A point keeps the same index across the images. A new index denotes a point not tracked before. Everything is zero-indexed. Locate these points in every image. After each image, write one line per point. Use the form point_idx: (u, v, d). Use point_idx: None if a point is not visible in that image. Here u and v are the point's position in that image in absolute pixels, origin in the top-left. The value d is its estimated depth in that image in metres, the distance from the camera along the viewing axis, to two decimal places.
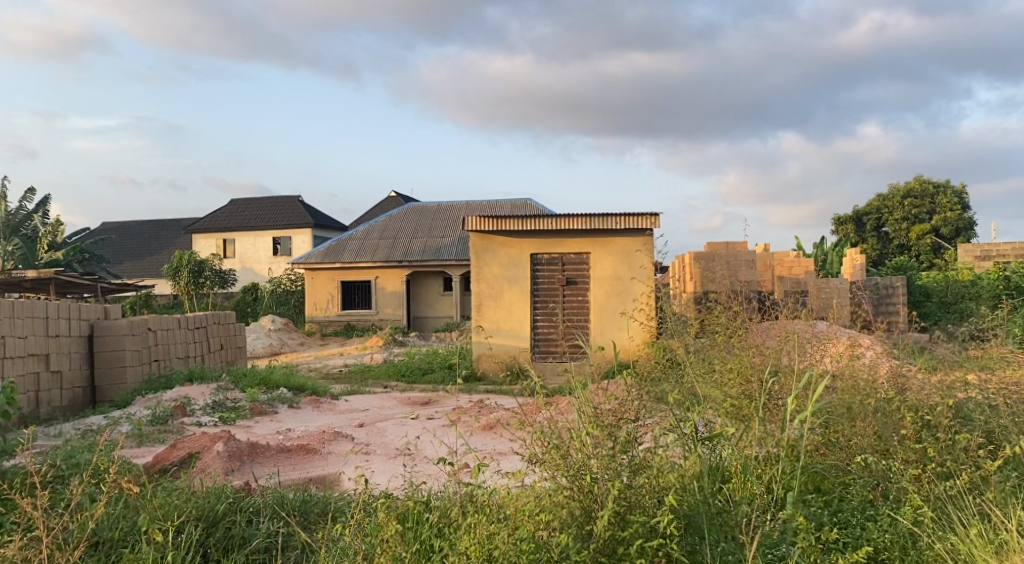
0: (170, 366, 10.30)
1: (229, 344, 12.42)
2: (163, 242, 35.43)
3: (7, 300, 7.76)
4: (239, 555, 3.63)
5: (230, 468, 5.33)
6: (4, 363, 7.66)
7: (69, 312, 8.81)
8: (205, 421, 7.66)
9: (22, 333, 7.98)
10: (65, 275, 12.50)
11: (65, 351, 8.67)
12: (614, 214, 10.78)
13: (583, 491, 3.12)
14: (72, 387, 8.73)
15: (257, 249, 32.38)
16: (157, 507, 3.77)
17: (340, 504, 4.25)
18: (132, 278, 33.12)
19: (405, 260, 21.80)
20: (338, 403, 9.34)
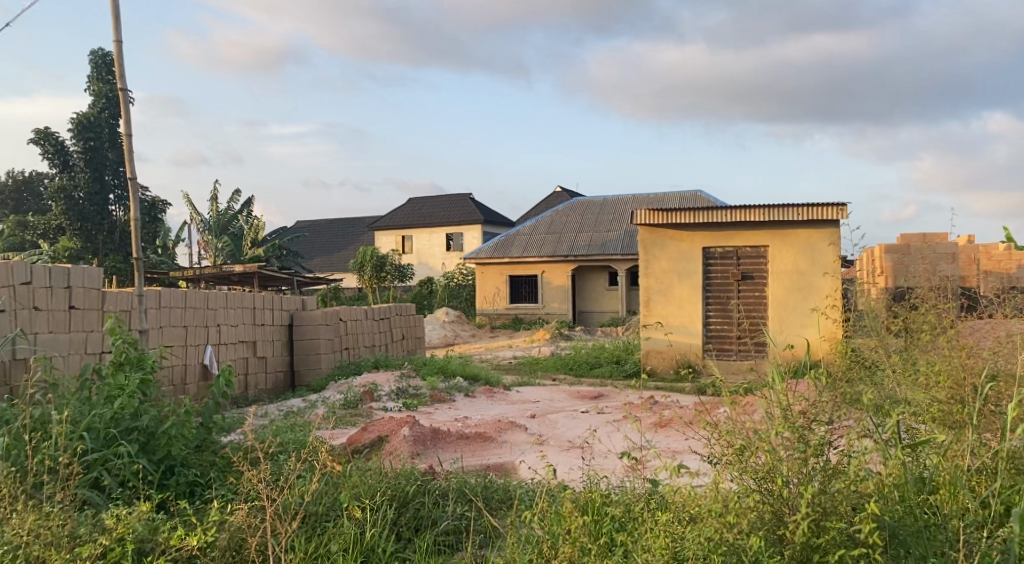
0: (358, 354, 11.03)
1: (409, 334, 13.10)
2: (349, 239, 37.96)
3: (221, 292, 8.64)
4: (430, 535, 3.82)
5: (416, 451, 5.62)
6: (220, 349, 8.55)
7: (272, 303, 9.67)
8: (390, 406, 8.14)
9: (235, 322, 8.85)
10: (268, 269, 13.72)
11: (269, 338, 9.53)
12: (794, 205, 10.26)
13: (774, 495, 2.98)
14: (275, 371, 9.60)
15: (432, 244, 33.85)
16: (355, 486, 4.05)
17: (522, 492, 4.36)
18: (321, 272, 35.84)
19: (572, 255, 21.93)
20: (511, 394, 9.59)
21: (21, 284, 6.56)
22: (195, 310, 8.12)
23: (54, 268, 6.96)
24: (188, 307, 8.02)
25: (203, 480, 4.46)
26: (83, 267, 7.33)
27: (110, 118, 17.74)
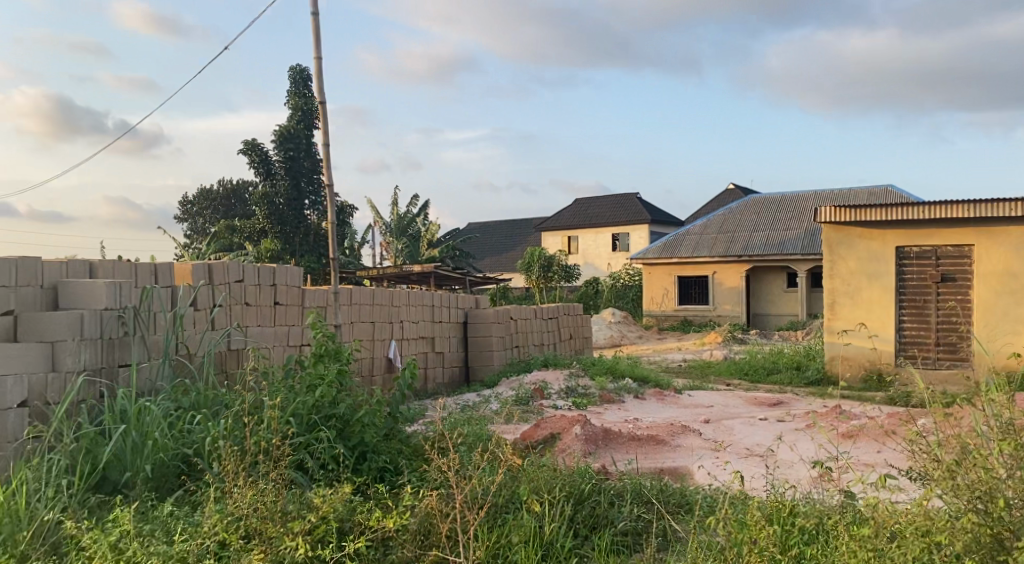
0: (528, 352, 11.25)
1: (578, 334, 13.19)
2: (517, 240, 38.80)
3: (403, 291, 9.14)
4: (607, 534, 3.83)
5: (589, 450, 5.66)
6: (402, 344, 9.05)
7: (448, 301, 10.09)
8: (560, 405, 8.23)
9: (415, 319, 9.33)
10: (444, 269, 14.31)
11: (446, 335, 9.96)
12: (1006, 199, 9.28)
13: (993, 516, 2.70)
14: (450, 366, 10.02)
15: (599, 244, 33.85)
16: (533, 481, 4.14)
17: (699, 497, 4.27)
18: (490, 272, 36.88)
19: (746, 255, 21.12)
20: (682, 397, 9.39)
21: (234, 282, 7.30)
22: (380, 307, 8.64)
23: (262, 267, 7.68)
24: (375, 304, 8.55)
25: (392, 466, 4.76)
26: (285, 266, 8.02)
27: (306, 129, 19.27)
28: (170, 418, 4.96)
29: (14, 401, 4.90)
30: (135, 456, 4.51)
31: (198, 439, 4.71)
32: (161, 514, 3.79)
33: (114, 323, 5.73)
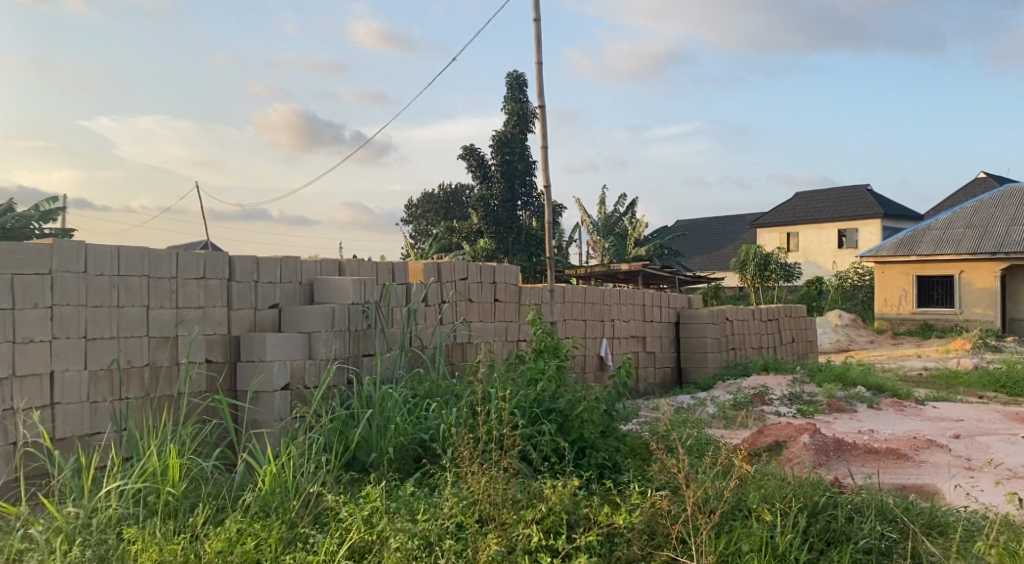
0: (746, 354, 10.81)
1: (800, 337, 12.46)
2: (731, 237, 37.45)
3: (616, 289, 9.16)
4: (845, 551, 3.58)
5: (819, 462, 5.32)
6: (614, 342, 9.08)
7: (660, 300, 9.97)
8: (783, 411, 7.81)
9: (627, 317, 9.31)
10: (655, 268, 14.13)
11: (657, 335, 9.85)
12: None
13: None
14: (663, 366, 9.90)
15: (822, 241, 31.74)
16: (762, 489, 3.97)
17: (952, 521, 3.86)
18: (702, 271, 35.88)
19: (1001, 252, 18.79)
20: (924, 409, 8.54)
21: (459, 280, 7.74)
22: (593, 305, 8.72)
23: (483, 266, 8.05)
24: (588, 302, 8.64)
25: (611, 462, 4.82)
26: (504, 265, 8.33)
27: (520, 134, 19.87)
28: (407, 405, 5.41)
29: (280, 383, 5.63)
30: (379, 439, 4.99)
31: (432, 426, 5.11)
32: (403, 494, 4.18)
33: (358, 316, 6.38)
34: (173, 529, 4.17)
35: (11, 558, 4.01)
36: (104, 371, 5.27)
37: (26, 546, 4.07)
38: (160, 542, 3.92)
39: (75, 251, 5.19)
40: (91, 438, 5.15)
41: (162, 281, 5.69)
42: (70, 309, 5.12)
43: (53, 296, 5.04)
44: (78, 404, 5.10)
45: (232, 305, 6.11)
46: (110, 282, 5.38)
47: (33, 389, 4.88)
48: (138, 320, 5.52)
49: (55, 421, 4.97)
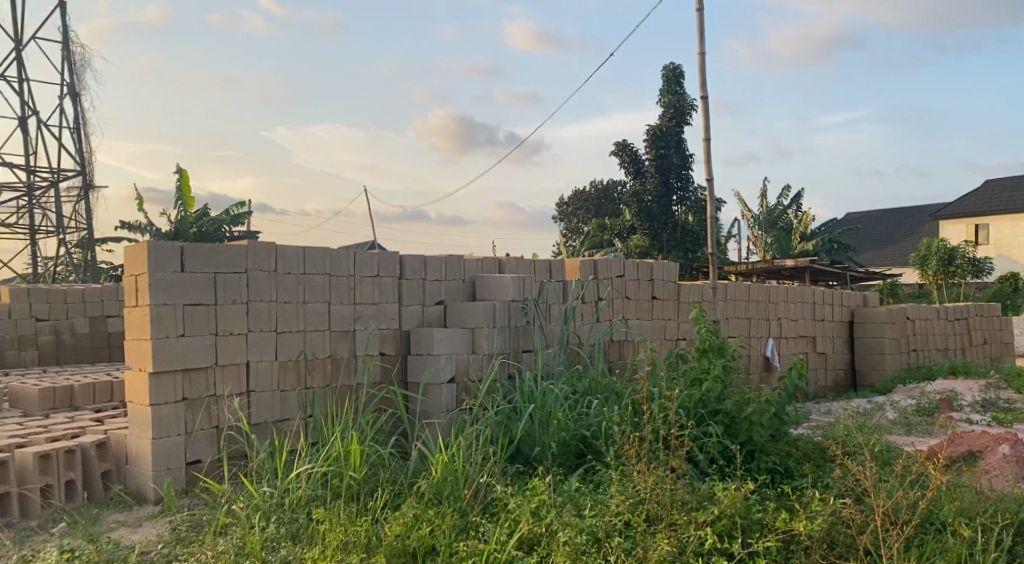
0: (930, 357, 10.03)
1: (994, 338, 11.38)
2: (909, 230, 34.82)
3: (783, 287, 8.74)
4: None
5: (1022, 476, 4.81)
6: (780, 342, 8.68)
7: (832, 298, 9.44)
8: (976, 419, 7.14)
9: (795, 316, 8.88)
10: (823, 263, 13.38)
11: (829, 335, 9.34)
12: None
13: None
14: (835, 368, 9.38)
15: (1017, 233, 28.80)
16: (959, 502, 3.66)
17: None
18: (875, 266, 33.56)
19: None
20: None
21: (616, 277, 7.70)
22: (758, 303, 8.38)
23: (641, 262, 7.95)
24: (753, 300, 8.31)
25: (783, 467, 4.64)
26: (663, 262, 8.20)
27: (677, 127, 19.45)
28: (569, 401, 5.47)
29: (447, 376, 5.88)
30: (543, 433, 5.10)
31: (594, 422, 5.17)
32: (568, 489, 4.25)
33: (518, 314, 6.51)
34: (355, 511, 4.47)
35: (218, 529, 4.45)
36: (292, 362, 5.91)
37: (230, 519, 4.52)
38: (344, 523, 4.20)
39: (266, 252, 5.85)
40: (282, 423, 5.83)
41: (341, 279, 6.25)
42: (263, 304, 5.80)
43: (249, 293, 5.72)
44: (269, 392, 5.78)
45: (403, 301, 6.57)
46: (297, 280, 6.00)
47: (233, 376, 5.61)
48: (321, 315, 6.11)
49: (252, 406, 5.69)
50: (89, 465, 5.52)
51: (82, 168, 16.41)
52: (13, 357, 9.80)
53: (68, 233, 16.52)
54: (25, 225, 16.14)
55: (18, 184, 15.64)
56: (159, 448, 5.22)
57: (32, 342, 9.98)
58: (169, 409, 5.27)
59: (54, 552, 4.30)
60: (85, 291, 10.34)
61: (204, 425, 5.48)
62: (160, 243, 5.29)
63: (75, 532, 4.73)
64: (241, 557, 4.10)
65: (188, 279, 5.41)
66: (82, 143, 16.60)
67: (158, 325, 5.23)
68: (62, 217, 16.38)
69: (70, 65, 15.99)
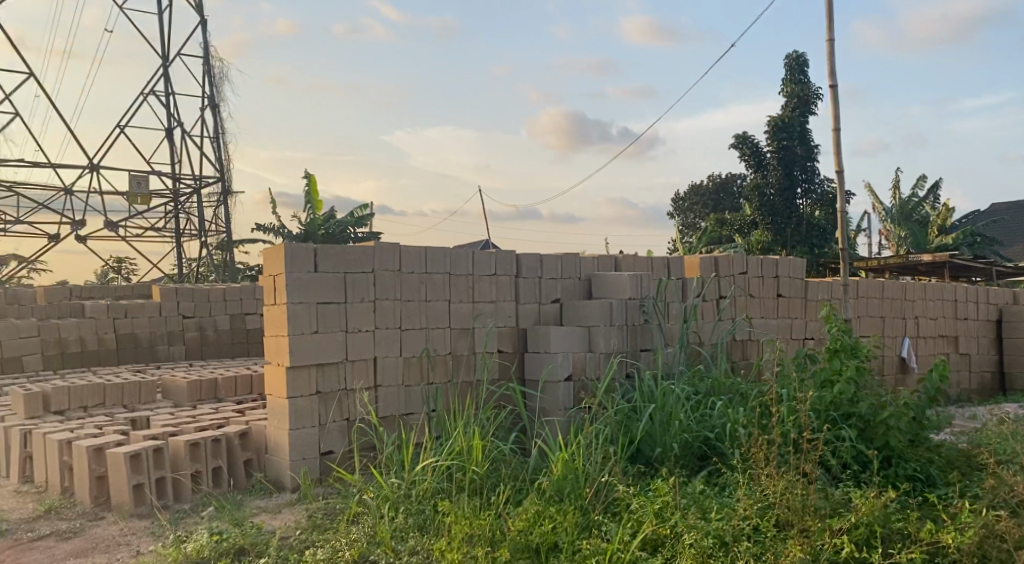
0: None
1: None
2: None
3: (920, 284, 8.23)
4: None
5: None
6: (918, 342, 8.18)
7: (977, 296, 8.81)
8: None
9: (934, 315, 8.34)
10: (965, 258, 12.49)
11: (973, 335, 8.73)
12: None
13: None
14: (980, 371, 8.76)
15: None
16: None
17: None
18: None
19: None
20: None
21: (738, 274, 7.48)
22: (893, 301, 7.93)
23: (765, 259, 7.69)
24: (887, 298, 7.87)
25: (924, 475, 4.40)
26: (788, 258, 7.90)
27: (800, 117, 18.68)
28: (691, 401, 5.37)
29: (564, 374, 5.95)
30: (664, 433, 5.03)
31: (718, 424, 5.06)
32: (692, 491, 4.18)
33: (636, 312, 6.44)
34: (479, 505, 4.57)
35: (350, 518, 4.67)
36: (415, 358, 6.11)
37: (361, 509, 4.72)
38: (468, 516, 4.30)
39: (390, 252, 6.06)
40: (407, 416, 6.03)
41: (461, 277, 6.39)
42: (388, 303, 6.01)
43: (375, 292, 5.95)
44: (395, 387, 5.99)
45: (520, 299, 6.64)
46: (419, 279, 6.18)
47: (361, 371, 5.85)
48: (441, 313, 6.27)
49: (379, 400, 5.91)
50: (233, 453, 5.91)
51: (221, 175, 17.54)
52: (165, 351, 10.62)
53: (209, 236, 17.70)
54: (172, 229, 17.42)
55: (165, 191, 16.90)
56: (295, 439, 5.51)
57: (180, 337, 10.77)
58: (304, 402, 5.56)
59: (204, 533, 4.62)
60: (225, 291, 11.11)
61: (336, 417, 5.76)
62: (293, 245, 5.57)
63: (222, 515, 5.07)
64: (373, 545, 4.27)
65: (320, 279, 5.68)
66: (221, 151, 17.74)
67: (293, 322, 5.52)
68: (203, 221, 17.56)
69: (210, 79, 17.12)
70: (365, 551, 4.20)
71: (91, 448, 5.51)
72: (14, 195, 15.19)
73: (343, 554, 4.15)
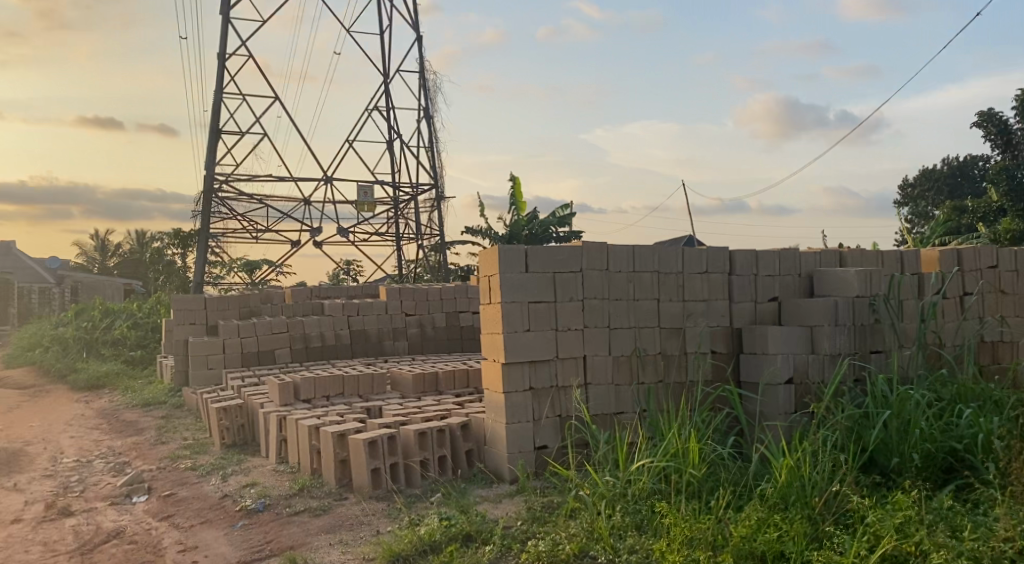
0: None
1: None
2: None
3: None
4: None
5: None
6: None
7: None
8: None
9: None
10: None
11: None
12: None
13: None
14: None
15: None
16: None
17: None
18: None
19: None
20: None
21: (987, 268, 6.71)
22: None
23: (1019, 251, 6.86)
24: None
25: None
26: None
27: None
28: (934, 408, 4.90)
29: (785, 377, 5.72)
30: (902, 442, 4.65)
31: (968, 434, 4.61)
32: (939, 507, 3.84)
33: (865, 311, 5.98)
34: (699, 509, 4.49)
35: (568, 512, 4.78)
36: (625, 357, 6.12)
37: (579, 504, 4.81)
38: (687, 518, 4.24)
39: (600, 252, 6.12)
40: (619, 415, 6.06)
41: (670, 276, 6.31)
42: (597, 302, 6.07)
43: (585, 291, 6.03)
44: (607, 385, 6.04)
45: (733, 298, 6.42)
46: (628, 278, 6.19)
47: (573, 369, 5.96)
48: (651, 312, 6.22)
49: (590, 398, 5.99)
50: (456, 443, 6.26)
51: (435, 182, 18.65)
52: (391, 346, 11.48)
53: (425, 239, 18.88)
54: (393, 233, 18.80)
55: (387, 199, 18.28)
56: (512, 433, 5.74)
57: (404, 333, 11.59)
58: (518, 397, 5.77)
59: (435, 519, 4.95)
60: (442, 290, 11.82)
61: (550, 413, 5.91)
62: (506, 247, 5.80)
63: (449, 502, 5.41)
64: (592, 540, 4.34)
65: (531, 279, 5.86)
66: (435, 158, 18.85)
67: (507, 321, 5.75)
68: (420, 225, 18.78)
69: (425, 92, 18.28)
70: (585, 546, 4.28)
71: (335, 434, 6.09)
72: (263, 206, 17.18)
73: (564, 548, 4.26)
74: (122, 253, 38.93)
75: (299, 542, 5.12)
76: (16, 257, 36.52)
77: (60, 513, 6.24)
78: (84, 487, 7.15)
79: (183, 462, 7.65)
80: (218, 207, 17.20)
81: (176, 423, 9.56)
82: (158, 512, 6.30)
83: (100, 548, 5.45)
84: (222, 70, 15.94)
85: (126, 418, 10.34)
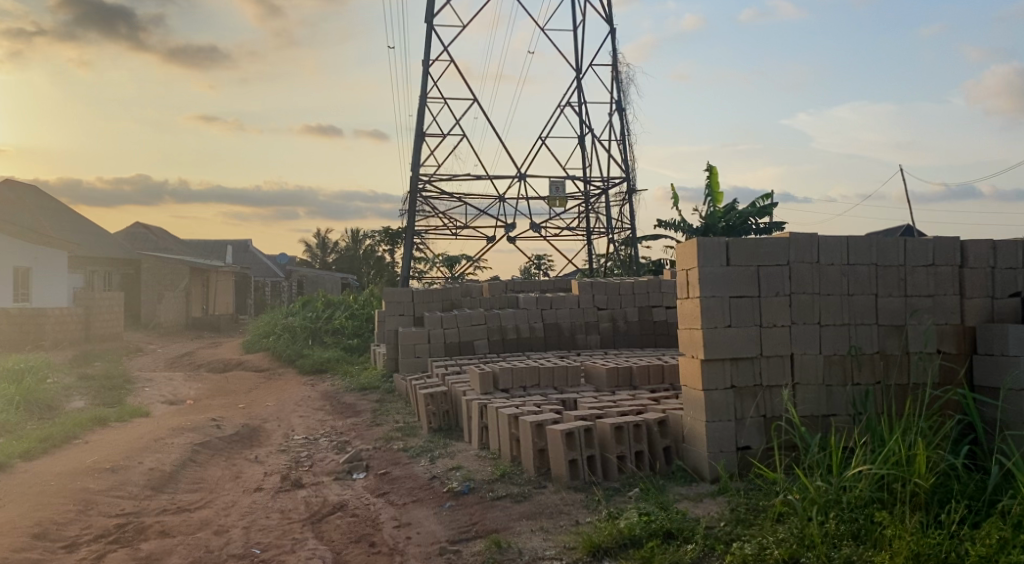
0: None
1: None
2: None
3: None
4: None
5: None
6: None
7: None
8: None
9: None
10: None
11: None
12: None
13: None
14: None
15: None
16: None
17: None
18: None
19: None
20: None
21: None
22: None
23: None
24: None
25: None
26: None
27: None
28: None
29: None
30: None
31: None
32: None
33: None
34: (925, 523, 4.12)
35: (776, 516, 4.55)
36: (838, 356, 5.73)
37: (787, 508, 4.57)
38: (913, 531, 3.90)
39: (809, 244, 5.77)
40: (830, 417, 5.69)
41: (890, 269, 5.83)
42: (806, 297, 5.73)
43: (792, 285, 5.72)
44: (816, 386, 5.70)
45: (965, 292, 5.78)
46: (841, 272, 5.79)
47: (779, 368, 5.68)
48: (867, 308, 5.79)
49: (799, 399, 5.68)
50: (654, 439, 6.18)
51: (627, 175, 18.51)
52: (583, 340, 11.57)
53: (616, 232, 18.80)
54: (584, 227, 18.92)
55: (579, 193, 18.43)
56: (713, 431, 5.58)
57: (596, 327, 11.61)
58: (720, 395, 5.59)
59: (635, 513, 4.91)
60: (633, 285, 11.73)
61: (754, 414, 5.67)
62: (706, 240, 5.63)
63: (648, 498, 5.36)
64: (803, 548, 4.11)
65: (733, 273, 5.65)
66: (627, 151, 18.70)
67: (707, 315, 5.58)
68: (611, 219, 18.74)
69: (618, 85, 18.19)
70: (796, 553, 4.07)
71: (533, 423, 6.25)
72: (462, 204, 17.98)
73: (773, 552, 4.09)
74: (339, 250, 42.45)
75: (502, 526, 5.31)
76: (252, 254, 41.06)
77: (294, 485, 6.94)
78: (312, 462, 7.91)
79: (396, 443, 8.22)
80: (422, 206, 18.24)
81: (389, 407, 10.29)
82: (375, 489, 6.82)
83: (327, 519, 6.00)
84: (426, 76, 16.87)
85: (345, 401, 11.29)
